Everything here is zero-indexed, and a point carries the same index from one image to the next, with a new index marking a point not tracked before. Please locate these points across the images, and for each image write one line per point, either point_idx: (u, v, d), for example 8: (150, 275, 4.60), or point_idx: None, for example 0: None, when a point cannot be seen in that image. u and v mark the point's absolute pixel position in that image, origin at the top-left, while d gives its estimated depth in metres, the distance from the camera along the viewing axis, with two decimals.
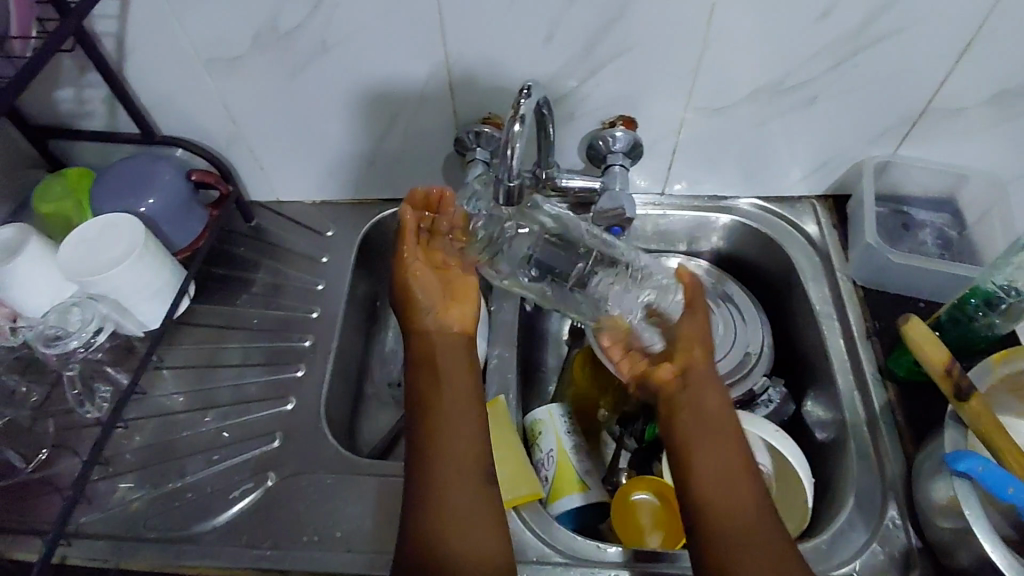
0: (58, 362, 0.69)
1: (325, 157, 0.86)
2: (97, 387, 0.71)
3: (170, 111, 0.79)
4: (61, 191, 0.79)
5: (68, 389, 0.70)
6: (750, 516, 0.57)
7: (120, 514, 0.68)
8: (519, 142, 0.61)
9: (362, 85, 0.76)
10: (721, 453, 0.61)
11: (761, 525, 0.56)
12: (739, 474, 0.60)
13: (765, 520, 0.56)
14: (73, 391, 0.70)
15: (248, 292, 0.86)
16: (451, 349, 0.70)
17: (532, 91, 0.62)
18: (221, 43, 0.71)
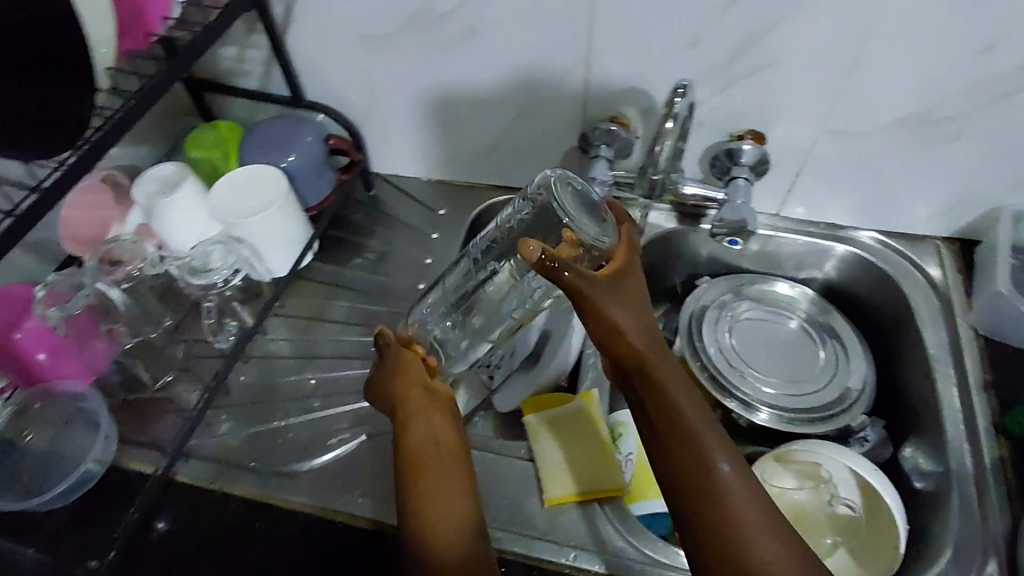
0: (198, 292, 0.75)
1: (451, 139, 0.89)
2: (226, 322, 0.77)
3: (319, 78, 0.84)
4: (211, 141, 0.85)
5: (204, 318, 0.76)
6: (750, 543, 0.48)
7: (225, 441, 0.73)
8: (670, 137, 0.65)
9: (501, 72, 0.79)
10: (687, 458, 0.51)
11: (794, 553, 0.49)
12: (722, 475, 0.51)
13: (771, 545, 0.48)
14: (207, 321, 0.77)
15: (361, 256, 0.91)
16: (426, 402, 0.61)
17: (686, 90, 0.63)
18: (378, 19, 0.75)
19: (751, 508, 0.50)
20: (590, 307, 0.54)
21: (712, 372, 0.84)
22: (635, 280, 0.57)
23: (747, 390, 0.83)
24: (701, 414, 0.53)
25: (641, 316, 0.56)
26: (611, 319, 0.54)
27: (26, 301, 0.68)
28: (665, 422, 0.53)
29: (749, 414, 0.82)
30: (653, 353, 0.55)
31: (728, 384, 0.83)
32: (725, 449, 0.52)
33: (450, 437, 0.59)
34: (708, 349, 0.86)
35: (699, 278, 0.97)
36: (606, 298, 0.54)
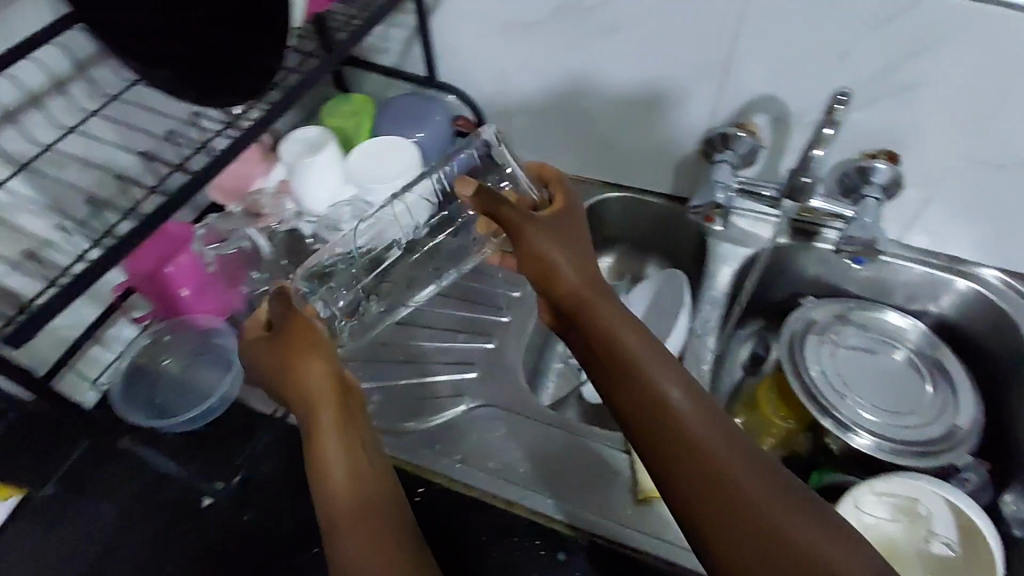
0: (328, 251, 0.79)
1: (570, 131, 0.90)
2: None
3: (455, 60, 0.87)
4: (348, 110, 0.88)
5: None
6: (729, 476, 0.47)
7: None
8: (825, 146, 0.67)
9: (637, 68, 0.79)
10: (648, 400, 0.50)
11: (772, 480, 0.47)
12: (683, 410, 0.50)
13: (750, 474, 0.47)
14: None
15: None
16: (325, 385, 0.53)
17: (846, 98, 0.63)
18: (525, 7, 0.78)
19: (725, 436, 0.49)
20: (541, 251, 0.57)
21: (810, 390, 0.83)
22: (577, 227, 0.60)
23: (847, 413, 0.81)
24: (655, 354, 0.52)
25: (579, 258, 0.58)
26: (542, 259, 0.57)
27: (184, 240, 0.73)
28: (619, 367, 0.52)
29: (845, 436, 0.80)
30: (596, 295, 0.56)
31: (827, 404, 0.82)
32: (682, 384, 0.51)
33: (333, 389, 0.53)
34: (808, 368, 0.85)
35: (803, 298, 0.95)
36: (552, 241, 0.58)
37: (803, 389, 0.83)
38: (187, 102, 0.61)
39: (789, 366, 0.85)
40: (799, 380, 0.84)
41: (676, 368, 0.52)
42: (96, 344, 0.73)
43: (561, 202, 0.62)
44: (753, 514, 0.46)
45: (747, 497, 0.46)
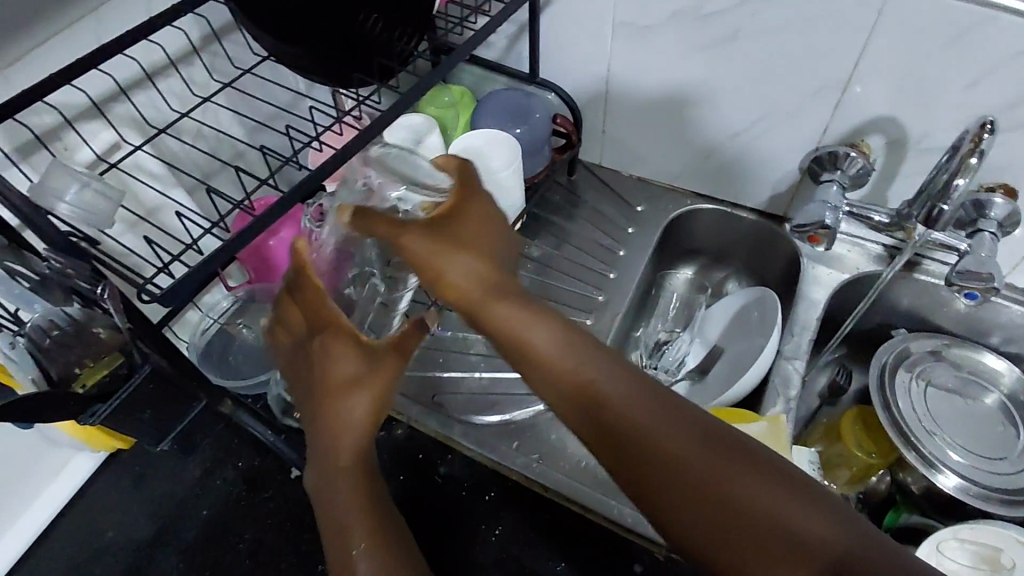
0: None
1: (667, 138, 0.89)
2: None
3: (559, 58, 0.87)
4: (448, 101, 0.89)
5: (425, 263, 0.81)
6: (690, 475, 0.42)
7: (413, 381, 0.77)
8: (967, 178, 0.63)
9: (748, 79, 0.78)
10: (588, 408, 0.45)
11: (744, 462, 0.43)
12: (624, 407, 0.44)
13: (719, 462, 0.42)
14: None
15: (553, 234, 0.93)
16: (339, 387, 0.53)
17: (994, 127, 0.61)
18: (640, 10, 0.77)
19: (684, 427, 0.44)
20: (439, 263, 0.50)
21: (898, 423, 0.79)
22: (483, 223, 0.52)
23: (933, 449, 0.78)
24: (581, 348, 0.46)
25: (472, 255, 0.50)
26: (443, 272, 0.50)
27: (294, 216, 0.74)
28: (545, 372, 0.46)
29: (930, 473, 0.77)
30: (484, 294, 0.49)
31: (913, 438, 0.78)
32: (614, 379, 0.45)
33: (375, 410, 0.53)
34: (896, 399, 0.81)
35: (895, 330, 0.91)
36: (446, 250, 0.50)
37: (889, 420, 0.80)
38: (323, 78, 0.64)
39: (876, 395, 0.82)
40: (886, 411, 0.80)
41: (596, 354, 0.46)
42: (192, 308, 0.76)
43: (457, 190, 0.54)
44: (732, 509, 0.41)
45: (728, 497, 0.41)
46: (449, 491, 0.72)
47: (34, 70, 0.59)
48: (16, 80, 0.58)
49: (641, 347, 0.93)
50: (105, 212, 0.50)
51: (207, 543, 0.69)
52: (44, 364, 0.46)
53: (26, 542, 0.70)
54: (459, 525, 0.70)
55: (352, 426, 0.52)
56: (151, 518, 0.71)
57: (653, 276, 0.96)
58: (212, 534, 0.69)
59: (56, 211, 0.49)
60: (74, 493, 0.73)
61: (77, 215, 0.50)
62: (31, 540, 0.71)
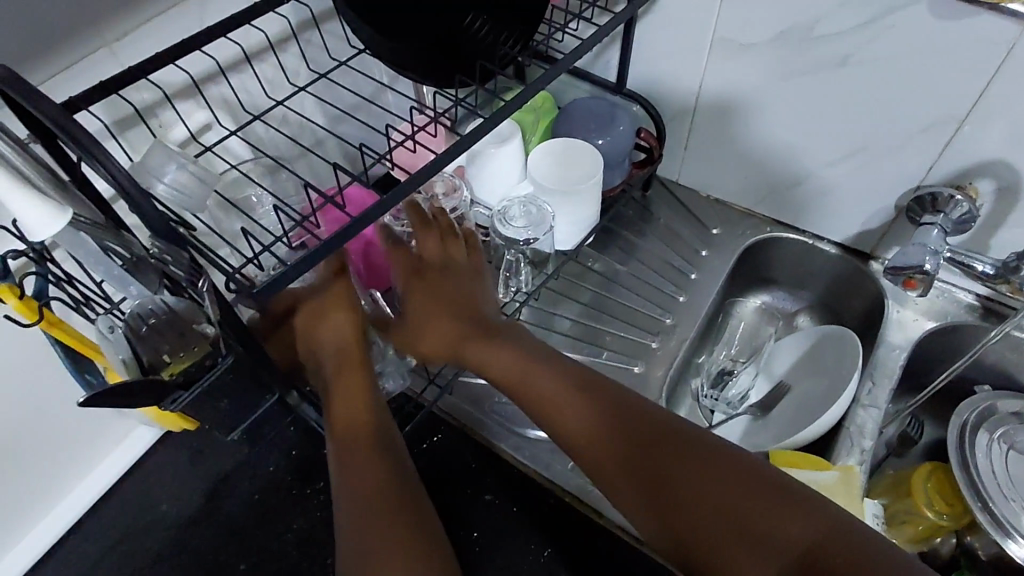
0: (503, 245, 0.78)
1: (752, 162, 0.86)
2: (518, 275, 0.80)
3: (651, 72, 0.85)
4: (528, 106, 0.87)
5: (501, 269, 0.80)
6: (656, 458, 0.50)
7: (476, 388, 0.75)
8: None
9: (851, 110, 0.74)
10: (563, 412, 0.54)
11: (701, 458, 0.49)
12: (581, 431, 0.53)
13: (680, 450, 0.50)
14: (502, 271, 0.80)
15: (623, 250, 0.90)
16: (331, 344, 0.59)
17: None
18: (745, 28, 0.74)
19: (646, 431, 0.51)
20: (424, 314, 0.63)
21: (974, 482, 0.74)
22: (457, 264, 0.66)
23: (1009, 514, 0.73)
24: (543, 375, 0.57)
25: (458, 306, 0.63)
26: (440, 331, 0.63)
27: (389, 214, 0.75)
28: (522, 374, 0.58)
29: (1003, 538, 0.71)
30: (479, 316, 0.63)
31: (991, 500, 0.73)
32: (570, 403, 0.54)
33: (354, 377, 0.58)
34: (975, 457, 0.76)
35: (978, 386, 0.85)
36: (438, 291, 0.64)
37: (965, 478, 0.75)
38: (420, 79, 0.62)
39: (954, 451, 0.77)
40: (962, 467, 0.76)
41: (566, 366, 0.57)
42: None
43: (440, 238, 0.67)
44: (700, 487, 0.47)
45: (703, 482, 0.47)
46: (497, 507, 0.70)
47: (140, 47, 0.59)
48: (123, 56, 0.58)
49: (703, 375, 0.89)
50: (200, 196, 0.50)
51: (258, 528, 0.69)
52: (137, 348, 0.47)
53: (82, 507, 0.71)
54: (509, 543, 0.68)
55: (337, 380, 0.58)
56: (202, 497, 0.72)
57: (722, 303, 0.93)
58: (262, 520, 0.70)
59: (155, 191, 0.49)
60: (131, 464, 0.74)
61: (172, 196, 0.50)
62: (88, 506, 0.72)
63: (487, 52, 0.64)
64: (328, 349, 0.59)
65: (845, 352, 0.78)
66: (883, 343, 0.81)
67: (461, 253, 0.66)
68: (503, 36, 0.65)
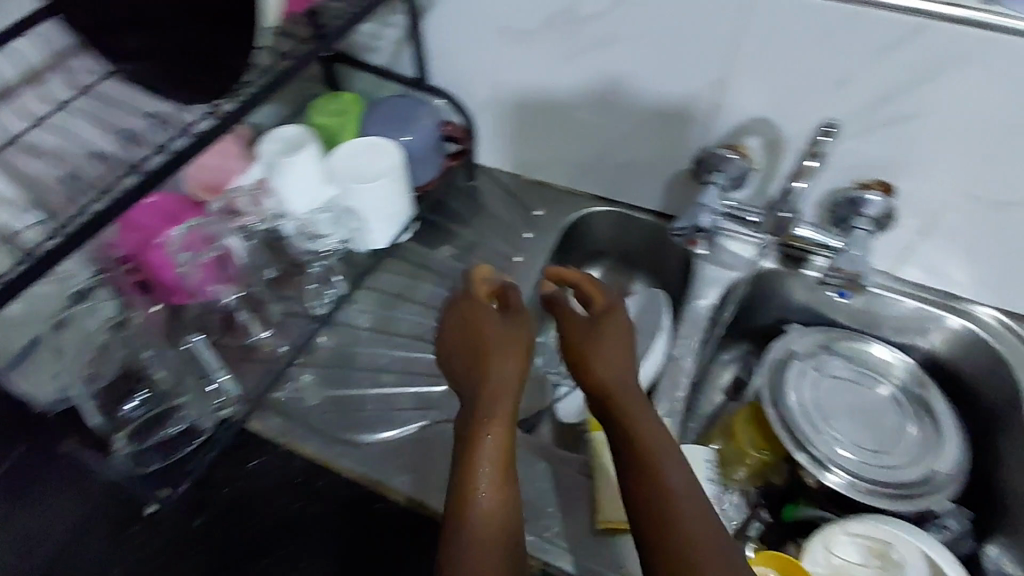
0: (309, 255, 0.80)
1: (558, 141, 0.88)
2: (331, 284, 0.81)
3: (448, 64, 0.86)
4: (334, 109, 0.87)
5: (309, 282, 0.79)
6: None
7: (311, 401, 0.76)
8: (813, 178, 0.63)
9: (627, 84, 0.77)
10: (654, 499, 0.52)
11: None
12: (677, 517, 0.51)
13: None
14: (311, 285, 0.80)
15: (452, 243, 0.91)
16: (496, 355, 0.60)
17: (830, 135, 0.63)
18: (519, 14, 0.76)
19: (727, 564, 0.48)
20: (587, 357, 0.64)
21: (785, 420, 0.80)
22: (614, 331, 0.65)
23: (823, 449, 0.78)
24: (663, 460, 0.54)
25: (615, 368, 0.62)
26: (595, 369, 0.62)
27: (165, 213, 0.74)
28: (632, 445, 0.56)
29: (817, 469, 0.77)
30: (637, 399, 0.60)
31: (802, 435, 0.78)
32: (666, 491, 0.52)
33: (507, 397, 0.59)
34: (787, 396, 0.82)
35: (789, 325, 0.92)
36: (596, 347, 0.64)
37: (779, 420, 0.80)
38: (179, 100, 0.65)
39: (767, 394, 0.82)
40: (775, 407, 0.81)
41: (685, 476, 0.54)
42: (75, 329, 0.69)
43: (609, 309, 0.68)
44: None
45: None
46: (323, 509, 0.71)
47: None
48: None
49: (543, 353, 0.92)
50: None
51: None
52: None
53: None
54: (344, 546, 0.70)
55: (485, 411, 0.57)
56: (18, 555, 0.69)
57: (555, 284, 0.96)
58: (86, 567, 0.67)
59: None
60: None
61: None
62: None
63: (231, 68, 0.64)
64: (473, 351, 0.62)
65: (656, 300, 0.88)
66: (692, 299, 0.86)
67: (613, 325, 0.66)
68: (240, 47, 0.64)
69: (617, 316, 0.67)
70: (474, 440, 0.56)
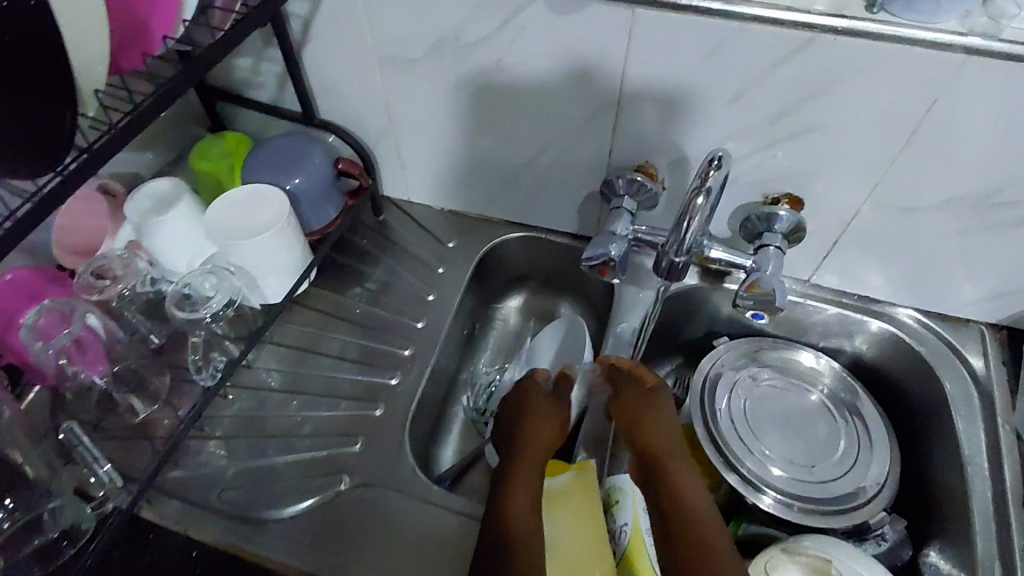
0: (187, 324, 0.72)
1: (464, 170, 0.84)
2: (214, 356, 0.71)
3: (336, 98, 0.80)
4: (217, 154, 0.81)
5: (190, 354, 0.71)
6: None
7: (212, 478, 0.70)
8: (699, 216, 0.59)
9: (523, 110, 0.73)
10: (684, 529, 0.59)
11: None
12: (710, 551, 0.57)
13: None
14: (193, 357, 0.71)
15: (362, 285, 0.86)
16: (542, 416, 0.70)
17: (722, 162, 0.56)
18: (400, 43, 0.71)
19: None
20: (649, 420, 0.69)
21: (716, 441, 0.77)
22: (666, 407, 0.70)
23: (755, 469, 0.76)
24: (694, 501, 0.61)
25: (666, 433, 0.67)
26: (660, 435, 0.67)
27: (27, 290, 0.69)
28: (671, 488, 0.62)
29: (751, 490, 0.75)
30: (680, 455, 0.66)
31: (733, 456, 0.76)
32: (695, 526, 0.59)
33: (543, 444, 0.68)
34: (717, 415, 0.79)
35: (718, 338, 0.90)
36: (654, 415, 0.69)
37: (710, 442, 0.77)
38: None
39: (697, 414, 0.80)
40: (705, 427, 0.79)
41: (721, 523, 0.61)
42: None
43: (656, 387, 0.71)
44: None
45: None
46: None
47: None
48: None
49: (470, 391, 0.88)
50: None
51: None
52: None
53: None
54: None
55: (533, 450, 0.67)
56: None
57: (476, 316, 0.92)
58: None
59: None
60: None
61: None
62: None
63: (40, 136, 0.48)
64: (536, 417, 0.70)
65: (578, 333, 0.83)
66: (615, 324, 0.83)
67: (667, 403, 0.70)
68: (54, 108, 0.49)
69: (651, 376, 0.72)
70: (526, 478, 0.63)
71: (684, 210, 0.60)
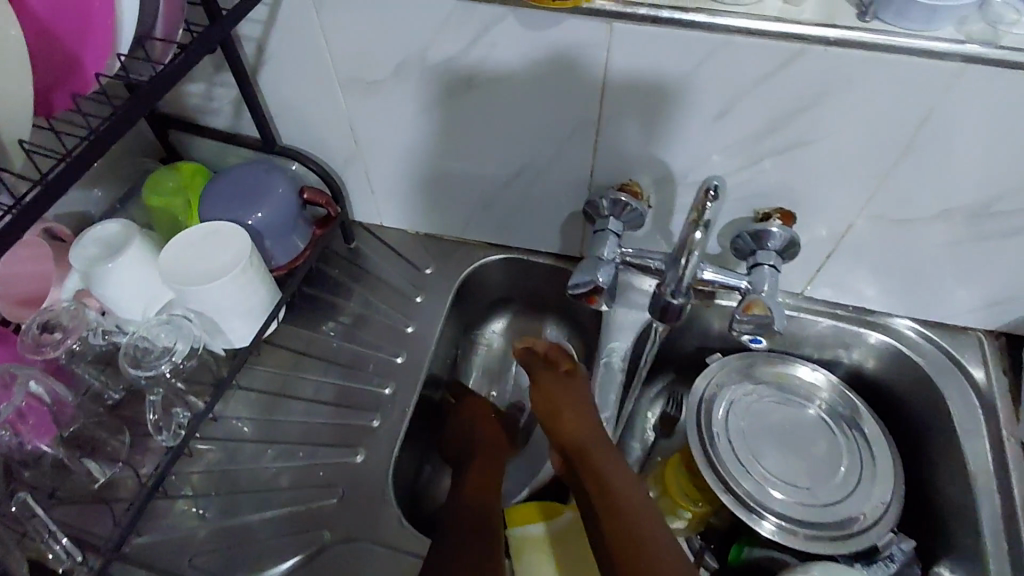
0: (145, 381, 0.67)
1: (437, 193, 0.79)
2: (176, 414, 0.66)
3: (297, 122, 0.75)
4: (173, 186, 0.76)
5: (148, 413, 0.66)
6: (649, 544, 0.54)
7: (182, 541, 0.65)
8: (698, 249, 0.57)
9: (497, 130, 0.69)
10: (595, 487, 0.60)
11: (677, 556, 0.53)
12: (614, 495, 0.58)
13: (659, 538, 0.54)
14: (151, 417, 0.66)
15: (336, 319, 0.81)
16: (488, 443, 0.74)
17: (718, 191, 0.52)
18: (362, 65, 0.66)
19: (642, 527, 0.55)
20: (556, 395, 0.69)
21: (712, 463, 0.74)
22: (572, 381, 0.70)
23: (752, 490, 0.73)
24: (599, 457, 0.62)
25: (572, 404, 0.68)
26: (569, 409, 0.67)
27: None
28: (581, 454, 0.63)
29: (749, 512, 0.72)
30: (588, 419, 0.67)
31: (729, 477, 0.73)
32: (599, 477, 0.60)
33: (488, 465, 0.70)
34: (713, 436, 0.76)
35: (710, 355, 0.87)
36: (560, 387, 0.70)
37: (706, 465, 0.74)
38: None
39: (693, 435, 0.76)
40: (701, 449, 0.75)
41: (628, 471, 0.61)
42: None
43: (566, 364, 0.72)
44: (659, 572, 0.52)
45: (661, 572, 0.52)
46: None
47: None
48: None
49: None
50: None
51: None
52: None
53: None
54: None
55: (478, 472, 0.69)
56: None
57: (459, 343, 0.87)
58: None
59: None
60: None
61: None
62: None
63: None
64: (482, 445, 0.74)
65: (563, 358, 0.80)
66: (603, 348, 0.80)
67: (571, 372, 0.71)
68: None
69: (564, 353, 0.73)
70: (465, 491, 0.66)
71: (683, 242, 0.57)
